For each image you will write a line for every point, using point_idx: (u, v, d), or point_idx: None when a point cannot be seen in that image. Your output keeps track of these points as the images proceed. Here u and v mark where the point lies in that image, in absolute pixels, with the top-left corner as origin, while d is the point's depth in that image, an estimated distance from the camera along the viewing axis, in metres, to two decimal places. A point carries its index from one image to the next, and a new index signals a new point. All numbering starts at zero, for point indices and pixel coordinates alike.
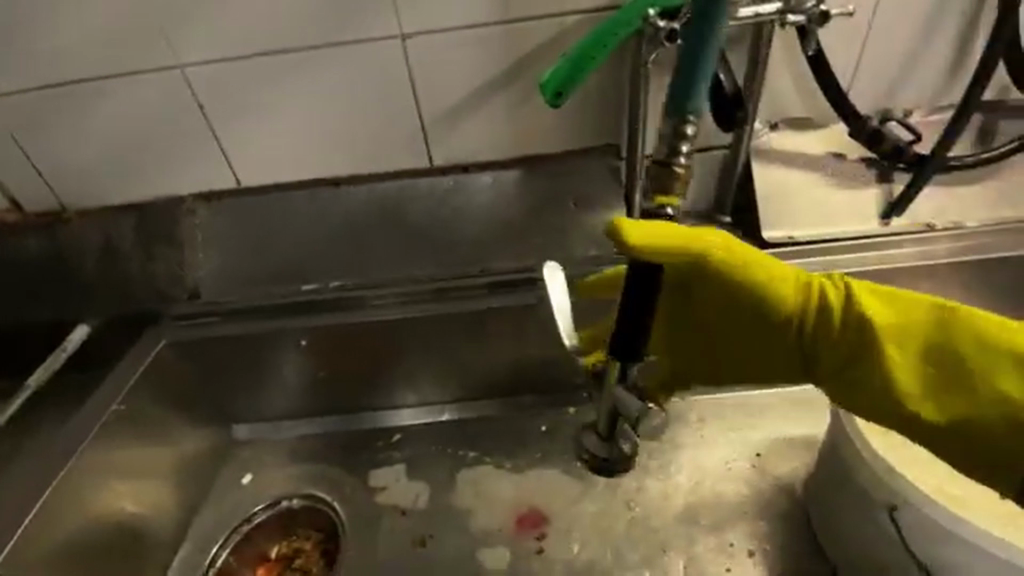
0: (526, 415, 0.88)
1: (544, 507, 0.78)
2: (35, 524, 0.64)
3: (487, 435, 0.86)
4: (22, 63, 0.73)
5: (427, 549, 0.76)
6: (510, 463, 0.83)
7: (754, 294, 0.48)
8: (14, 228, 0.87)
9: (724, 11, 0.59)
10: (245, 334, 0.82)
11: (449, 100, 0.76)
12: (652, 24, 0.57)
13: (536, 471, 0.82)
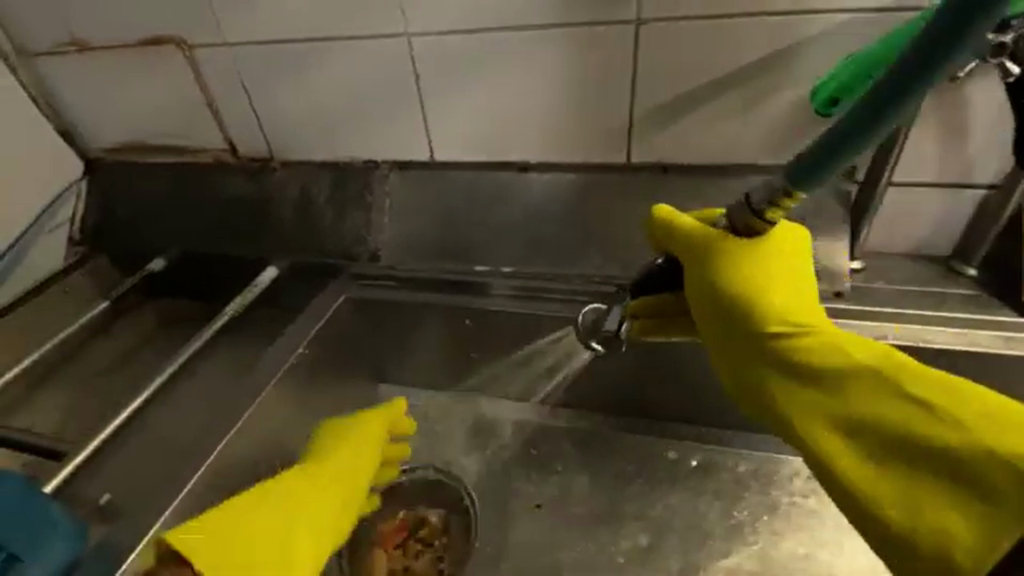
0: (677, 443, 0.81)
1: (697, 550, 0.71)
2: (224, 451, 0.67)
3: (633, 454, 0.81)
4: (268, 19, 0.77)
5: (563, 557, 0.73)
6: (657, 491, 0.77)
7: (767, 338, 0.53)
8: (230, 167, 0.94)
9: None
10: (407, 304, 0.83)
11: (665, 96, 0.71)
12: None
13: (685, 508, 0.75)
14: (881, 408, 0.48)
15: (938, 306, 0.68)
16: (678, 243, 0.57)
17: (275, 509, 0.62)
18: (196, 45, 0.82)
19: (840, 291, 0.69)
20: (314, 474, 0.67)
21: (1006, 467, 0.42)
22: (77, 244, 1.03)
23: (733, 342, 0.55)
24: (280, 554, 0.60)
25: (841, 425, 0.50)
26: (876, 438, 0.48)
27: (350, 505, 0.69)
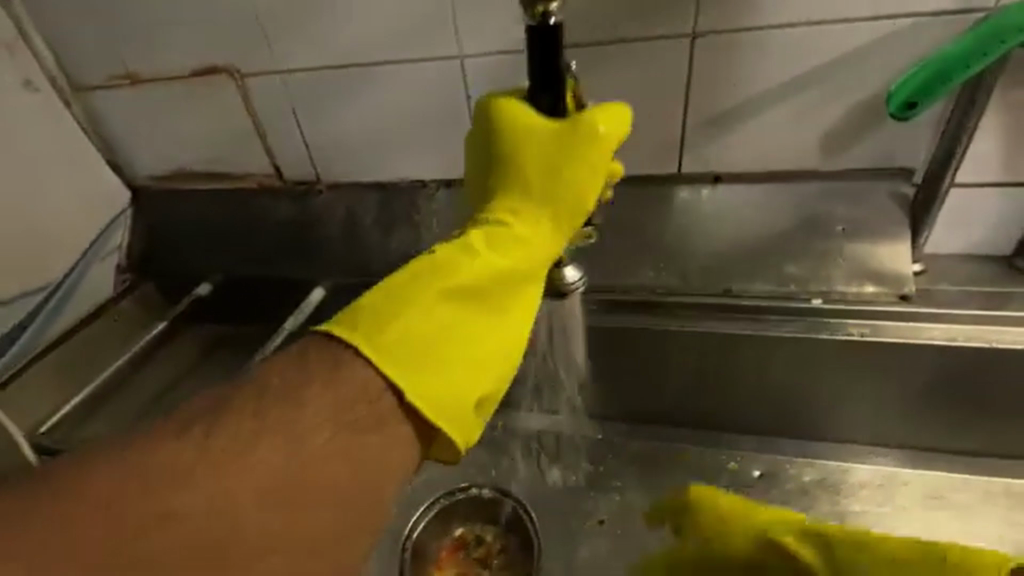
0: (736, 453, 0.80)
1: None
2: None
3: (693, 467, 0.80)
4: (320, 46, 0.79)
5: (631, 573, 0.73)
6: None
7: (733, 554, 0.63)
8: (276, 190, 0.95)
9: None
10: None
11: (721, 106, 0.69)
12: None
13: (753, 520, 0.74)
14: (804, 564, 0.56)
15: (1003, 306, 0.68)
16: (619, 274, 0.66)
17: (441, 280, 0.57)
18: (247, 74, 0.84)
19: (905, 294, 0.69)
20: (498, 232, 0.60)
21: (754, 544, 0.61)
22: (125, 271, 1.04)
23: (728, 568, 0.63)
24: (470, 348, 0.56)
25: (709, 555, 0.65)
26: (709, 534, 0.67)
27: (533, 235, 0.61)
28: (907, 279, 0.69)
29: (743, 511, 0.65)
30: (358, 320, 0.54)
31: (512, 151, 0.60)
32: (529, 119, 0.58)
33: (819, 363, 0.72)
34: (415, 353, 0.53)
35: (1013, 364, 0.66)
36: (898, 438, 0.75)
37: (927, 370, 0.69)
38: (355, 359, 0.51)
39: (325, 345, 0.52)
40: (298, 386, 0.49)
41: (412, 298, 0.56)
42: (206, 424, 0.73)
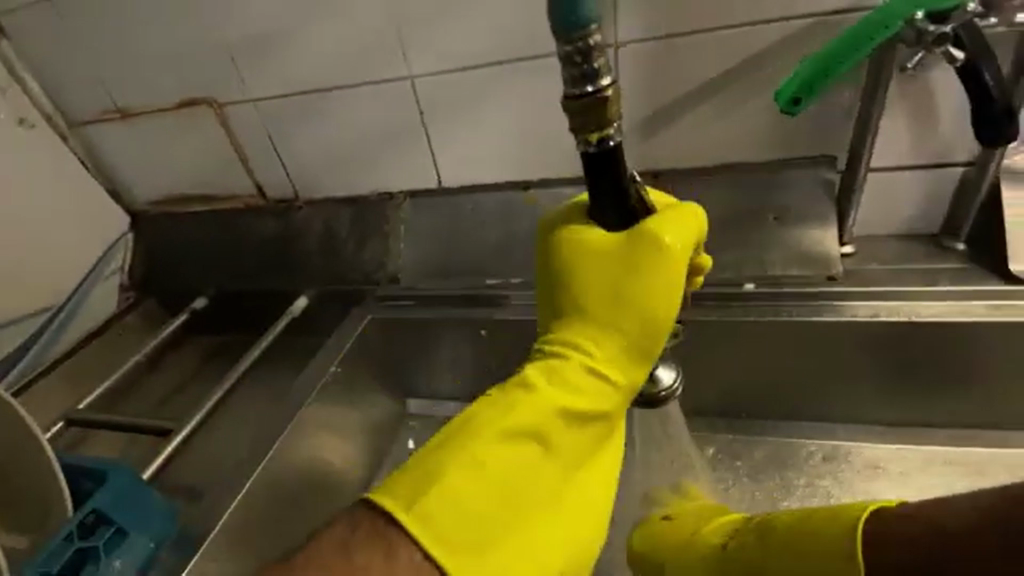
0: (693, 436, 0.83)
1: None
2: (266, 471, 0.72)
3: None
4: (290, 73, 0.87)
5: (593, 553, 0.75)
6: None
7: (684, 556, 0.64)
8: (258, 210, 1.02)
9: (1000, 15, 0.59)
10: (428, 319, 0.88)
11: (651, 108, 0.75)
12: (917, 26, 0.54)
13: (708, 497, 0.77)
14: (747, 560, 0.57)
15: (929, 280, 0.71)
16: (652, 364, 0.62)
17: (505, 430, 0.53)
18: (226, 103, 0.92)
19: (833, 274, 0.73)
20: (561, 370, 0.56)
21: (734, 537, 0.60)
22: (128, 289, 1.12)
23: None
24: (538, 515, 0.53)
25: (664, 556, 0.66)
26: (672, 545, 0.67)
27: (607, 376, 0.56)
28: (835, 259, 0.74)
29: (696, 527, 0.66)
30: (413, 484, 0.50)
31: (579, 281, 0.57)
32: (602, 239, 0.56)
33: (765, 347, 0.75)
34: (474, 515, 0.50)
35: (941, 335, 0.69)
36: (845, 413, 0.78)
37: (863, 347, 0.72)
38: (401, 535, 0.47)
39: (381, 519, 0.48)
40: (347, 546, 0.46)
41: (458, 461, 0.51)
42: (193, 425, 0.79)
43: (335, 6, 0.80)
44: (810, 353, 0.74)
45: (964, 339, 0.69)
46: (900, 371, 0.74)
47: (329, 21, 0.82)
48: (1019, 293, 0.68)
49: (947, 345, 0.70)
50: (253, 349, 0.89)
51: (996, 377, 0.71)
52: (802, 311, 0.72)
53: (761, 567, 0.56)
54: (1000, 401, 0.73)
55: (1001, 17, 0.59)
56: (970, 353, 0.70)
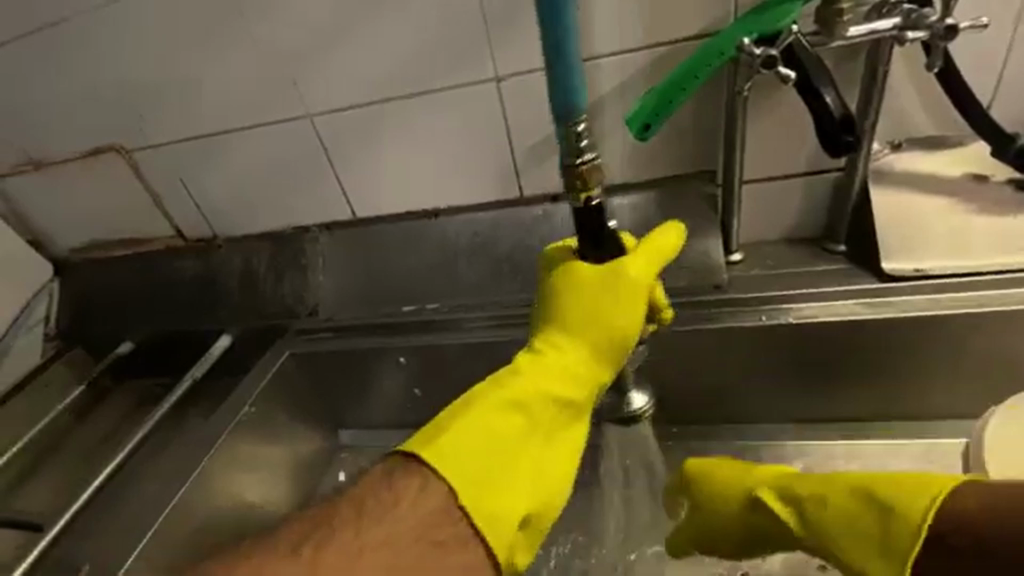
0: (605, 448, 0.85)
1: (630, 540, 0.76)
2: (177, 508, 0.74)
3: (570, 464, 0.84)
4: (193, 118, 0.88)
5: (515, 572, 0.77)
6: (596, 494, 0.81)
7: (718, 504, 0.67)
8: (178, 251, 1.03)
9: (836, 33, 0.62)
10: (346, 349, 0.90)
11: (541, 135, 0.82)
12: (747, 51, 0.58)
13: (621, 506, 0.79)
14: (822, 501, 0.60)
15: (809, 283, 0.75)
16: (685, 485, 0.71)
17: (504, 399, 0.59)
18: (133, 149, 0.93)
19: (720, 283, 0.76)
20: (554, 361, 0.62)
21: (814, 502, 0.61)
22: (54, 339, 1.11)
23: (740, 530, 0.67)
24: (518, 464, 0.58)
25: (762, 541, 0.66)
26: (740, 541, 0.67)
27: (591, 365, 0.62)
28: (721, 268, 0.77)
29: (719, 487, 0.68)
30: (436, 429, 0.58)
31: (579, 296, 0.62)
32: (591, 274, 0.62)
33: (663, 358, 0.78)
34: (466, 459, 0.56)
35: (823, 335, 0.72)
36: (749, 416, 0.81)
37: (756, 349, 0.75)
38: (423, 468, 0.55)
39: (412, 462, 0.56)
40: (395, 499, 0.53)
41: (478, 411, 0.58)
42: (107, 474, 0.79)
43: (230, 51, 0.82)
44: (706, 359, 0.77)
45: (845, 336, 0.72)
46: (795, 372, 0.76)
47: (226, 66, 0.83)
48: (892, 290, 0.71)
49: (830, 342, 0.73)
50: (172, 394, 0.88)
51: (883, 370, 0.74)
52: (693, 316, 0.75)
53: (834, 518, 0.59)
54: (889, 392, 0.76)
55: (833, 34, 0.62)
56: (851, 348, 0.73)
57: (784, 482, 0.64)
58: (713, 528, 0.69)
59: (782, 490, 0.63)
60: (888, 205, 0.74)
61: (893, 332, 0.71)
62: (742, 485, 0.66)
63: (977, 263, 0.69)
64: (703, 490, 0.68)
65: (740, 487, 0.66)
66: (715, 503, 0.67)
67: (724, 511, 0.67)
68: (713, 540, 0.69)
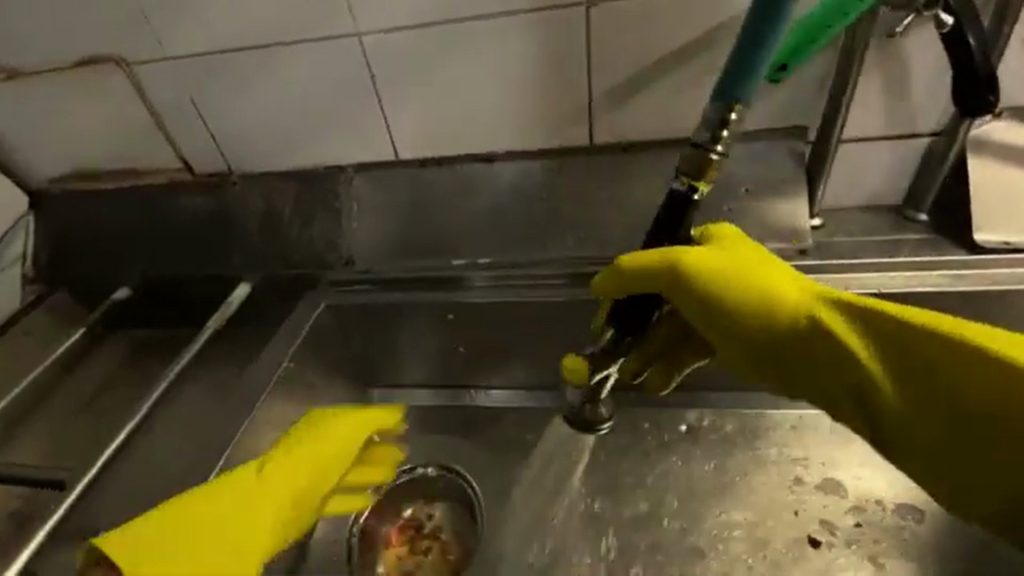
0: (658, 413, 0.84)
1: (687, 507, 0.76)
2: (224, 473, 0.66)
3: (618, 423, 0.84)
4: (212, 28, 0.75)
5: (571, 540, 0.75)
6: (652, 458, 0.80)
7: (717, 304, 0.55)
8: (185, 186, 0.91)
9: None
10: (391, 303, 0.83)
11: (624, 74, 0.74)
12: None
13: (677, 472, 0.79)
14: (908, 323, 0.51)
15: (894, 252, 0.72)
16: (679, 290, 0.56)
17: (228, 500, 0.59)
18: (136, 63, 0.80)
19: (805, 248, 0.73)
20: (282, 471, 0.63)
21: (888, 339, 0.52)
22: (34, 281, 0.98)
23: (768, 348, 0.56)
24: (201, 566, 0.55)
25: (789, 359, 0.56)
26: (789, 373, 0.57)
27: (307, 478, 0.64)
28: (805, 232, 0.73)
29: (733, 259, 0.56)
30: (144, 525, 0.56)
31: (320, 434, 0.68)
32: (654, 253, 0.57)
33: None
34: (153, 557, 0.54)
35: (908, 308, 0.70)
36: None
37: None
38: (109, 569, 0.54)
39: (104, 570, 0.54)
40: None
41: (205, 495, 0.59)
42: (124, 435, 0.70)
43: None
44: None
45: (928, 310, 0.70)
46: None
47: None
48: (982, 263, 0.69)
49: None
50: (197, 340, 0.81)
51: None
52: None
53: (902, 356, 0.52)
54: None
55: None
56: None
57: (808, 297, 0.54)
58: (744, 347, 0.56)
59: (860, 322, 0.53)
60: (980, 177, 0.70)
61: (981, 309, 0.68)
62: (819, 294, 0.54)
63: None
64: (697, 286, 0.55)
65: (796, 283, 0.55)
66: (678, 281, 0.56)
67: (731, 316, 0.55)
68: (762, 353, 0.56)
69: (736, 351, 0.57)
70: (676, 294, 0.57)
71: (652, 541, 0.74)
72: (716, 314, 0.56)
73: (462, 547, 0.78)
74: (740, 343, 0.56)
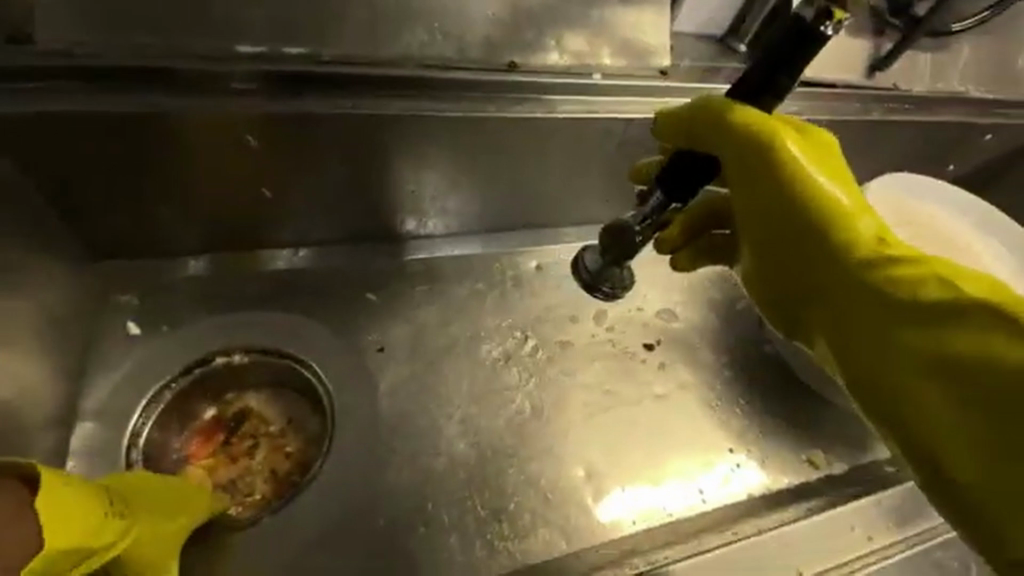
0: (521, 245, 0.76)
1: (558, 333, 0.72)
2: None
3: (478, 275, 0.73)
4: None
5: (445, 403, 0.65)
6: (519, 308, 0.73)
7: (813, 228, 0.42)
8: None
9: None
10: (109, 115, 0.51)
11: None
12: None
13: (544, 301, 0.74)
14: (937, 284, 0.38)
15: None
16: (738, 160, 0.43)
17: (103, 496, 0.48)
18: None
19: (664, 70, 0.67)
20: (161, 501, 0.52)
21: (902, 267, 0.39)
22: None
23: (862, 335, 0.40)
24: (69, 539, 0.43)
25: (827, 315, 0.43)
26: (863, 307, 0.40)
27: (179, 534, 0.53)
28: (662, 52, 0.66)
29: (826, 156, 0.43)
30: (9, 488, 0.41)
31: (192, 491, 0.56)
32: (721, 102, 0.43)
33: (595, 155, 0.68)
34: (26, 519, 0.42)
35: None
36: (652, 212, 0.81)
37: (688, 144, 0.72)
38: None
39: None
40: None
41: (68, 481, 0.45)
42: None
43: None
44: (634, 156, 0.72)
45: None
46: None
47: None
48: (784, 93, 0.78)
49: None
50: None
51: None
52: (636, 103, 0.65)
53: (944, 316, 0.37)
54: None
55: None
56: None
57: (873, 244, 0.40)
58: (768, 234, 0.44)
59: (876, 266, 0.40)
60: None
61: None
62: (881, 243, 0.40)
63: (830, 75, 0.79)
64: (781, 170, 0.42)
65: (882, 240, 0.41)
66: (724, 127, 0.43)
67: (774, 206, 0.43)
68: (809, 296, 0.44)
69: (751, 247, 0.46)
70: (744, 166, 0.43)
71: (531, 379, 0.69)
72: (809, 214, 0.42)
73: (299, 434, 0.62)
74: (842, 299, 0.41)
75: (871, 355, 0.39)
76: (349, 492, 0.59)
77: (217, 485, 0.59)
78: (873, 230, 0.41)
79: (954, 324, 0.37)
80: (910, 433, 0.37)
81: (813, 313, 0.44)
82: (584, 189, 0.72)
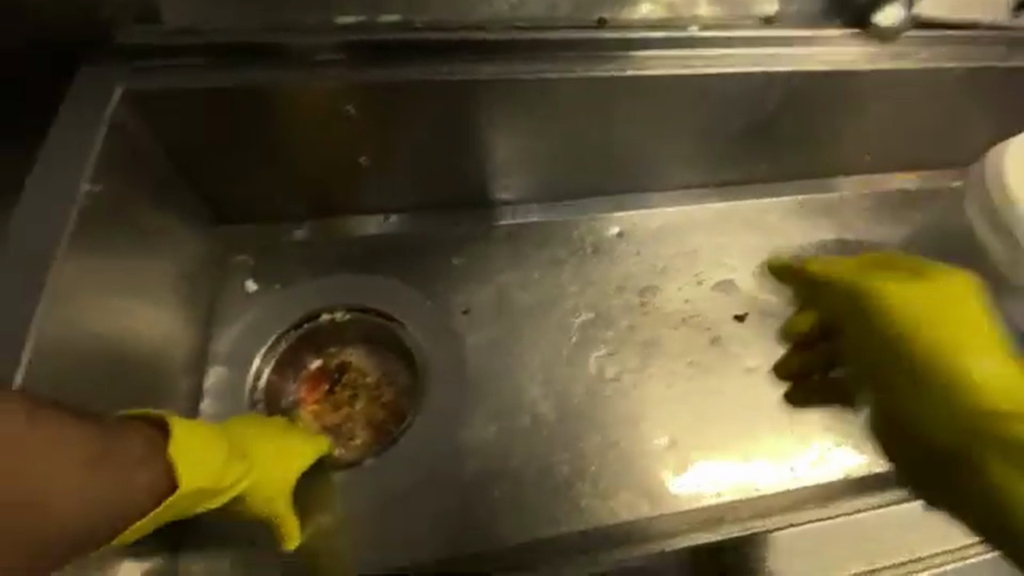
0: (602, 211, 0.74)
1: (640, 301, 0.71)
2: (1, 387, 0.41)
3: (559, 241, 0.73)
4: None
5: (526, 365, 0.67)
6: (600, 275, 0.72)
7: (896, 360, 0.53)
8: None
9: None
10: (230, 87, 0.56)
11: None
12: None
13: (625, 269, 0.72)
14: (980, 387, 0.49)
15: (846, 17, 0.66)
16: (842, 310, 0.58)
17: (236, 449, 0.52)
18: None
19: (767, 16, 0.63)
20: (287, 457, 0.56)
21: (961, 377, 0.49)
22: None
23: (939, 433, 0.50)
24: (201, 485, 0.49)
25: (896, 425, 0.54)
26: (938, 420, 0.50)
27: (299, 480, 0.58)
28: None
29: (920, 287, 0.54)
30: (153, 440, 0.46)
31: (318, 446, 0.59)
32: (841, 266, 0.60)
33: (685, 112, 0.65)
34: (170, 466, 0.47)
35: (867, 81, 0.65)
36: (760, 176, 0.74)
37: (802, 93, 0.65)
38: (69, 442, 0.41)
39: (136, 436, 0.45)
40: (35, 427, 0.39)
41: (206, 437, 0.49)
42: None
43: None
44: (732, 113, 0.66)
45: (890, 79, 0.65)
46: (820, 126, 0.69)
47: None
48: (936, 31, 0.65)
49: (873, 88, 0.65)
50: None
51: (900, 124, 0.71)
52: (728, 55, 0.62)
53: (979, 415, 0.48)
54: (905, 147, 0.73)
55: None
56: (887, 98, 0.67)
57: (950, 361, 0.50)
58: (861, 373, 0.57)
59: (920, 374, 0.51)
60: None
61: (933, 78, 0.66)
62: (958, 350, 0.50)
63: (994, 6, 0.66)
64: (873, 308, 0.55)
65: (944, 350, 0.51)
66: (841, 282, 0.58)
67: (868, 339, 0.55)
68: (897, 401, 0.53)
69: (862, 386, 0.57)
70: (849, 323, 0.57)
71: (613, 347, 0.68)
72: (904, 347, 0.53)
73: (393, 388, 0.67)
74: (925, 414, 0.51)
75: (943, 443, 0.50)
76: (439, 444, 0.63)
77: (324, 428, 0.65)
78: (991, 368, 0.49)
79: (1004, 416, 0.47)
80: (981, 509, 0.48)
81: (891, 418, 0.54)
82: (673, 150, 0.69)
